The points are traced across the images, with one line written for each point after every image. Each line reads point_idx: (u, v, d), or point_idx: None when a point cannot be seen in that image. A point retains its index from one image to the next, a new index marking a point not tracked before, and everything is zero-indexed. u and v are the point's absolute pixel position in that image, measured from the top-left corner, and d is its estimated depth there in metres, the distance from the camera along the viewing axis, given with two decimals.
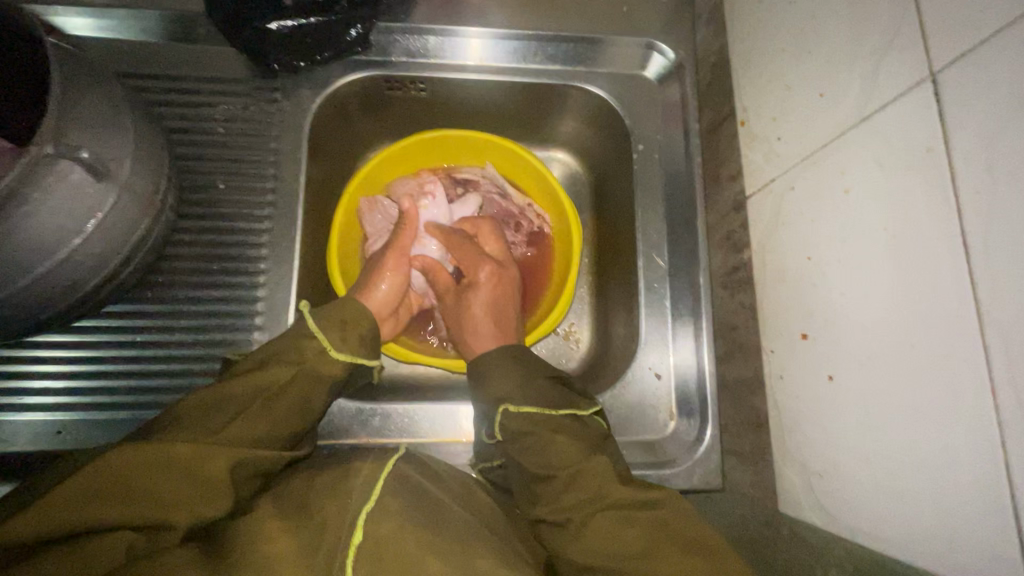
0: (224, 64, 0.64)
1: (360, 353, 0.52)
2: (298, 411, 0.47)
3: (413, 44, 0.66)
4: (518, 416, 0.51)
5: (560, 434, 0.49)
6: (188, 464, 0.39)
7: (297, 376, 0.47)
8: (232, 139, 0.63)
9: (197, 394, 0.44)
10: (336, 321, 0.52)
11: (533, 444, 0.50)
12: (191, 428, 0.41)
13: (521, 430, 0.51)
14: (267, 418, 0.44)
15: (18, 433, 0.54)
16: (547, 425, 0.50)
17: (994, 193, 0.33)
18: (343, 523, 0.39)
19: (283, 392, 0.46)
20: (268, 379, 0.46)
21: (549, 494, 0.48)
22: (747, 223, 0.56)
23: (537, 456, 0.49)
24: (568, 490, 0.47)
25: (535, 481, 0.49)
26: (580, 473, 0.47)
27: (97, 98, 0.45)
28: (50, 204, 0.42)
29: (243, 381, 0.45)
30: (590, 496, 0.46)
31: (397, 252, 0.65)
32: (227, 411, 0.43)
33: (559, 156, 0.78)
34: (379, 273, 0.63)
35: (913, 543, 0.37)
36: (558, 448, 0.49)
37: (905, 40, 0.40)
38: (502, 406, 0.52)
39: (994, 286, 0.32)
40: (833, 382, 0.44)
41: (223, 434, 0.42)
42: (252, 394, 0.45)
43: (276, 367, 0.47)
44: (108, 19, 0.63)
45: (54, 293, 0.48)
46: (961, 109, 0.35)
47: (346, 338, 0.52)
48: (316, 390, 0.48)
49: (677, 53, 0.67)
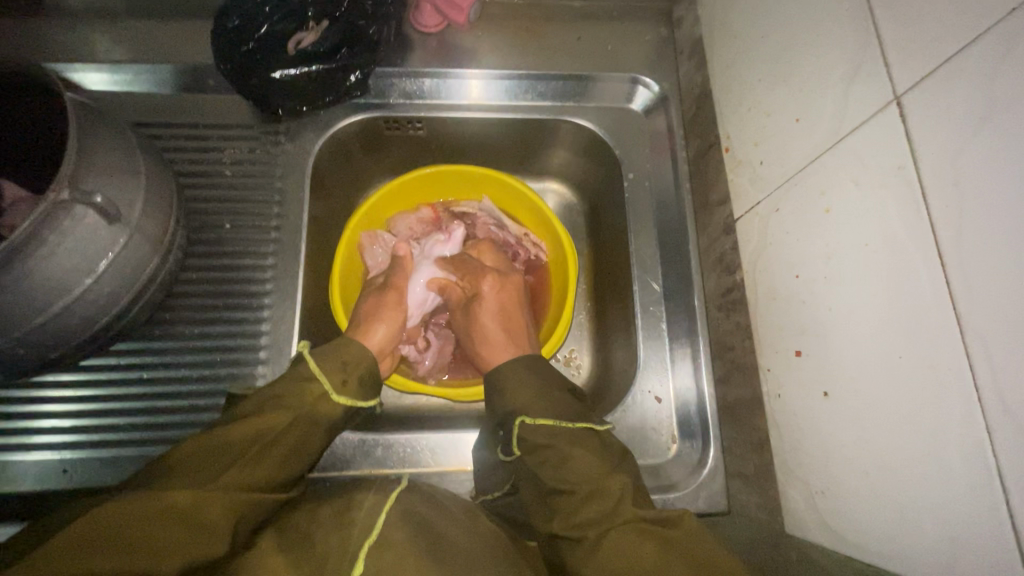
0: (231, 111, 0.68)
1: (358, 396, 0.53)
2: (295, 452, 0.47)
3: (410, 86, 0.70)
4: (535, 429, 0.51)
5: (577, 449, 0.49)
6: (186, 510, 0.39)
7: (296, 420, 0.47)
8: (238, 180, 0.66)
9: (196, 440, 0.44)
10: (335, 362, 0.53)
11: (550, 457, 0.50)
12: (186, 475, 0.41)
13: (537, 443, 0.51)
14: (265, 459, 0.45)
15: (26, 472, 0.55)
16: (563, 439, 0.50)
17: (962, 206, 0.34)
18: (346, 556, 0.39)
19: (283, 434, 0.46)
20: (266, 423, 0.46)
21: (565, 509, 0.47)
22: (737, 245, 0.57)
23: (554, 469, 0.49)
24: (584, 506, 0.46)
25: (553, 494, 0.49)
26: (599, 490, 0.46)
27: (110, 146, 0.48)
28: (65, 246, 0.44)
29: (242, 426, 0.45)
30: (604, 514, 0.45)
31: (399, 292, 0.67)
32: (225, 456, 0.43)
33: (553, 186, 0.81)
34: (379, 313, 0.64)
35: (916, 557, 0.37)
36: (577, 465, 0.48)
37: (869, 67, 0.42)
38: (519, 419, 0.52)
39: (969, 293, 0.33)
40: (829, 399, 0.44)
41: (222, 480, 0.42)
42: (250, 438, 0.45)
43: (277, 410, 0.47)
44: (124, 73, 0.67)
45: (65, 332, 0.50)
46: (925, 128, 0.37)
47: (346, 379, 0.53)
48: (315, 430, 0.49)
49: (660, 86, 0.70)
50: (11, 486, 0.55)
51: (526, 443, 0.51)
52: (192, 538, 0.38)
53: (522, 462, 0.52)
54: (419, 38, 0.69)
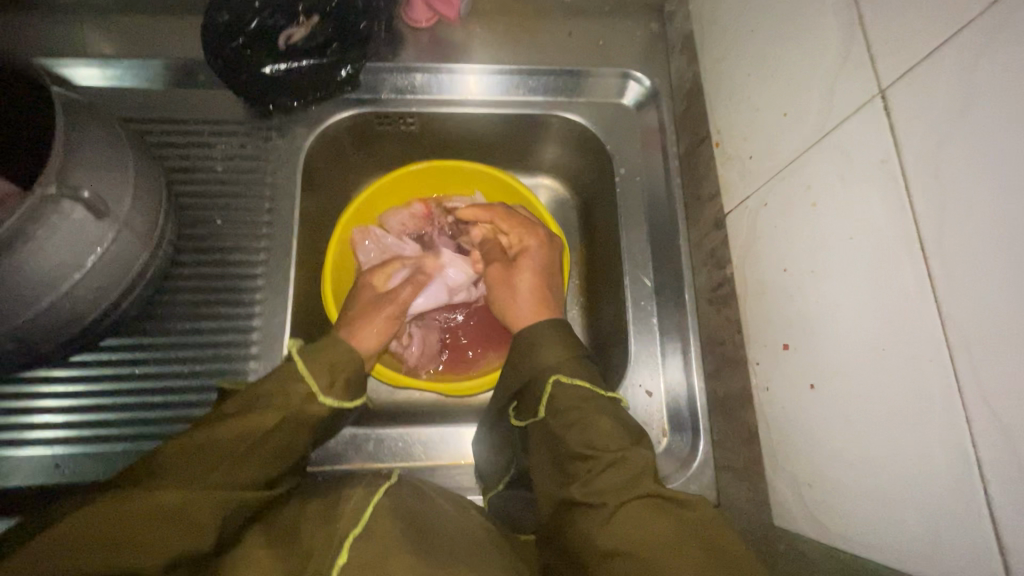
0: (222, 106, 0.68)
1: (344, 398, 0.52)
2: (282, 452, 0.47)
3: (401, 82, 0.69)
4: (569, 388, 0.51)
5: (605, 418, 0.49)
6: (174, 510, 0.39)
7: (284, 421, 0.47)
8: (229, 175, 0.66)
9: (177, 440, 0.43)
10: (322, 364, 0.51)
11: (577, 421, 0.49)
12: (170, 475, 0.41)
13: (566, 406, 0.50)
14: (252, 457, 0.44)
15: (18, 468, 0.55)
16: (592, 406, 0.50)
17: (945, 198, 0.34)
18: (331, 547, 0.40)
19: (270, 435, 0.46)
20: (253, 424, 0.45)
21: (585, 475, 0.47)
22: (727, 240, 0.57)
23: (581, 434, 0.49)
24: (607, 472, 0.46)
25: (573, 460, 0.48)
26: (622, 459, 0.46)
27: (98, 141, 0.48)
28: (53, 241, 0.44)
29: (228, 425, 0.45)
30: (625, 483, 0.45)
31: (399, 305, 0.65)
32: (211, 456, 0.43)
33: (546, 182, 0.81)
34: (373, 319, 0.62)
35: (898, 548, 0.37)
36: (602, 431, 0.48)
37: (854, 61, 0.42)
38: (553, 376, 0.52)
39: (950, 285, 0.34)
40: (816, 391, 0.45)
41: (210, 480, 0.42)
42: (235, 439, 0.44)
43: (262, 412, 0.46)
44: (114, 69, 0.67)
45: (54, 327, 0.50)
46: (909, 122, 0.37)
47: (332, 382, 0.51)
48: (302, 431, 0.48)
49: (652, 81, 0.71)
50: (3, 482, 0.55)
51: (555, 405, 0.51)
52: (178, 535, 0.38)
53: (545, 428, 0.51)
54: (410, 33, 0.69)
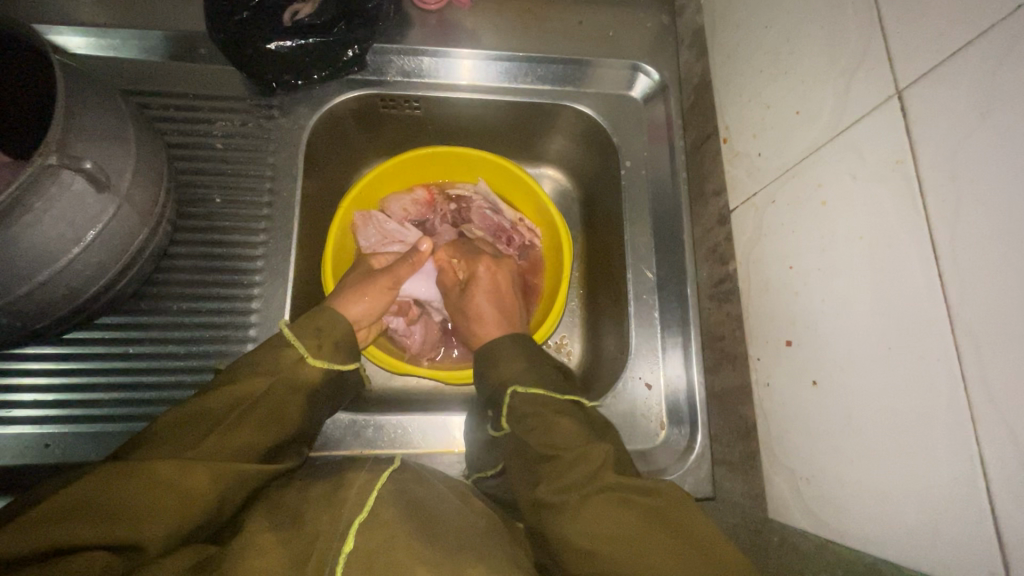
0: (224, 82, 0.66)
1: (334, 358, 0.52)
2: (275, 419, 0.46)
3: (408, 64, 0.68)
4: (529, 396, 0.53)
5: (563, 417, 0.51)
6: (163, 480, 0.38)
7: (273, 385, 0.47)
8: (230, 154, 0.64)
9: (172, 411, 0.44)
10: (309, 329, 0.52)
11: (539, 425, 0.51)
12: (167, 442, 0.42)
13: (528, 412, 0.53)
14: (247, 424, 0.44)
15: (6, 448, 0.54)
16: (550, 409, 0.52)
17: (960, 199, 0.35)
18: (335, 533, 0.39)
19: (260, 400, 0.46)
20: (241, 391, 0.46)
21: (550, 474, 0.48)
22: (732, 236, 0.58)
23: (542, 437, 0.50)
24: (569, 469, 0.47)
25: (539, 462, 0.49)
26: (581, 455, 0.47)
27: (99, 111, 0.46)
28: (52, 213, 0.43)
29: (220, 395, 0.45)
30: (588, 477, 0.46)
31: (393, 277, 0.65)
32: (205, 421, 0.44)
33: (550, 172, 0.81)
34: (364, 288, 0.62)
35: (896, 542, 0.38)
36: (560, 431, 0.50)
37: (872, 61, 0.42)
38: (511, 388, 0.54)
39: (960, 285, 0.34)
40: (817, 387, 0.45)
41: (200, 446, 0.41)
42: (228, 406, 0.45)
43: (251, 377, 0.47)
44: (110, 38, 0.65)
45: (51, 302, 0.48)
46: (926, 123, 0.37)
47: (320, 344, 0.52)
48: (293, 397, 0.48)
49: (660, 74, 0.70)
50: None
51: (516, 414, 0.53)
52: (173, 503, 0.38)
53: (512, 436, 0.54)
54: (417, 15, 0.68)
